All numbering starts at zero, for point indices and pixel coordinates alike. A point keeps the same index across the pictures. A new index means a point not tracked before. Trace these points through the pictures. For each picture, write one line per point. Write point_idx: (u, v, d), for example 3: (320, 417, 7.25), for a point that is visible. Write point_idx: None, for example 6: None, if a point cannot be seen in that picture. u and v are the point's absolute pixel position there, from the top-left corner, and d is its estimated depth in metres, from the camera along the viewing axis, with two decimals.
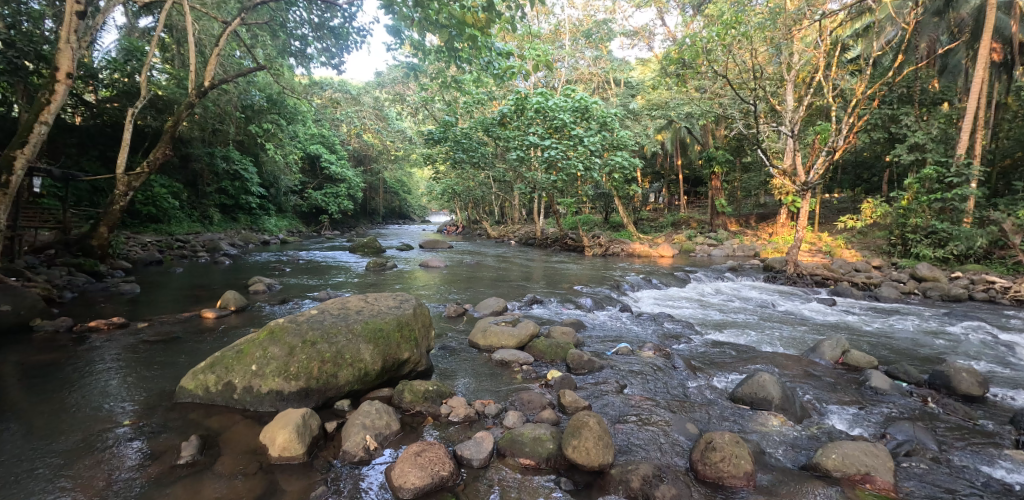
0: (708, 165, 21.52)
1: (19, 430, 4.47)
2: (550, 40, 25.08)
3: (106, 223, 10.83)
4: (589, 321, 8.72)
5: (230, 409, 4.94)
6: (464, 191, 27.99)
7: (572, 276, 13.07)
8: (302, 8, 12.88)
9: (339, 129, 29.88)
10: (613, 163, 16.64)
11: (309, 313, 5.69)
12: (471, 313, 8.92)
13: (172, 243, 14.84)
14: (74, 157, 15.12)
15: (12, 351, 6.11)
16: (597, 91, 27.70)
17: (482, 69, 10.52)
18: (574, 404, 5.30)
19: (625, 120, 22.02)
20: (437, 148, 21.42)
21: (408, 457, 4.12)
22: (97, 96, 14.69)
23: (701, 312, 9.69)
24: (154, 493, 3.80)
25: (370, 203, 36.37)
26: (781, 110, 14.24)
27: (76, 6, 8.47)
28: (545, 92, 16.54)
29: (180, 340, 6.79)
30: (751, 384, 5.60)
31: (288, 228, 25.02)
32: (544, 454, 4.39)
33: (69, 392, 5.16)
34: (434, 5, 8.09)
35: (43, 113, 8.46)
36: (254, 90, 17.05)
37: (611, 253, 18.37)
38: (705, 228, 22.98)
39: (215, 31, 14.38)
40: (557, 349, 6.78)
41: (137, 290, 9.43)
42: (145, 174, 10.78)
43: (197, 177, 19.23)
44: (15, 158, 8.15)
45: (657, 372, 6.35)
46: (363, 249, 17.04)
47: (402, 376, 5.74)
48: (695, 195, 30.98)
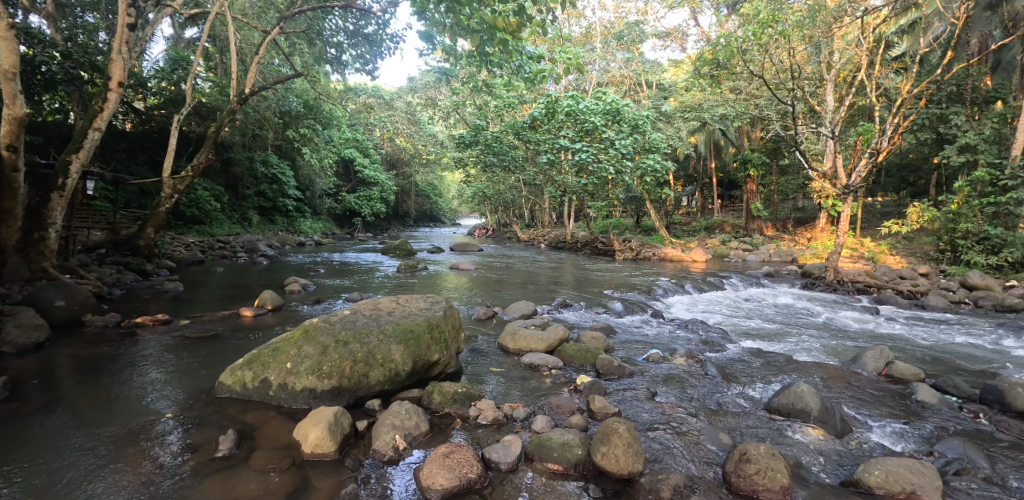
0: (743, 168, 20.98)
1: (68, 418, 4.70)
2: (580, 43, 25.04)
3: (153, 224, 11.33)
4: (619, 327, 8.60)
5: (266, 405, 5.08)
6: (495, 194, 28.10)
7: (603, 280, 12.92)
8: (338, 16, 13.35)
9: (373, 133, 30.46)
10: (645, 166, 16.38)
11: (342, 313, 5.81)
12: (501, 316, 8.95)
13: (213, 244, 15.40)
14: (124, 162, 15.82)
15: (65, 344, 6.44)
16: (629, 93, 27.42)
17: (514, 73, 10.53)
18: (603, 410, 5.23)
19: (657, 123, 21.74)
20: (468, 152, 21.58)
21: (436, 459, 4.14)
22: (145, 103, 15.43)
23: (735, 320, 9.41)
24: (192, 485, 3.91)
25: (402, 205, 36.93)
26: (821, 111, 13.74)
27: (127, 18, 8.90)
28: (576, 95, 16.49)
29: (220, 337, 7.02)
30: (789, 394, 5.40)
31: (323, 230, 25.63)
32: (572, 460, 4.34)
33: (116, 385, 5.40)
34: (466, 10, 8.14)
35: (96, 120, 8.91)
36: (292, 96, 17.60)
37: (643, 257, 18.12)
38: (740, 232, 22.39)
39: (255, 40, 14.96)
40: (587, 353, 6.71)
41: (181, 288, 9.81)
42: (189, 179, 11.20)
43: (237, 180, 19.91)
44: (71, 162, 8.58)
45: (688, 380, 6.22)
46: (395, 251, 17.30)
47: (432, 377, 5.79)
48: (729, 199, 30.28)
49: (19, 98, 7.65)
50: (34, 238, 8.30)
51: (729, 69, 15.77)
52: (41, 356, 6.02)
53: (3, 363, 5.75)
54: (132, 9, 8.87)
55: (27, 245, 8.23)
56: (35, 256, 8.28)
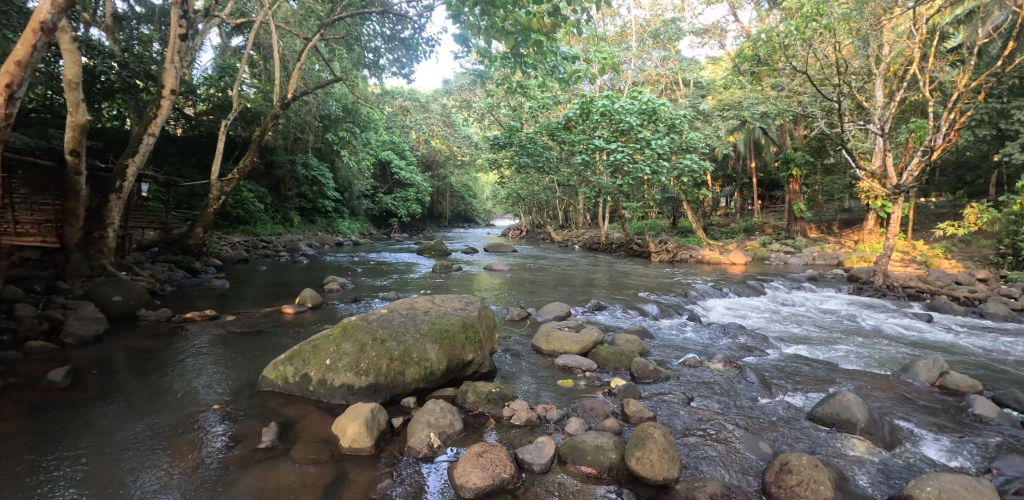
0: (785, 167, 20.38)
1: (124, 407, 4.95)
2: (615, 43, 24.80)
3: (202, 224, 11.83)
4: (655, 330, 8.45)
5: (306, 399, 5.21)
6: (528, 195, 28.07)
7: (638, 282, 12.73)
8: (376, 22, 13.65)
9: (409, 135, 30.97)
10: (682, 167, 16.06)
11: (380, 312, 5.92)
12: (535, 317, 8.93)
13: (257, 243, 15.98)
14: (175, 165, 16.60)
15: (120, 337, 6.80)
16: (665, 92, 26.92)
17: (548, 74, 10.52)
18: (638, 414, 5.13)
19: (694, 122, 21.27)
20: (502, 153, 21.68)
21: (470, 457, 4.15)
22: (195, 109, 16.16)
23: (776, 325, 9.10)
24: (236, 474, 4.04)
25: (437, 207, 37.35)
26: (869, 107, 13.14)
27: (179, 29, 9.35)
28: (610, 95, 16.33)
29: (263, 333, 7.25)
30: (834, 403, 5.17)
31: (361, 230, 26.20)
32: (606, 464, 4.29)
33: (167, 376, 5.65)
34: (500, 12, 8.17)
35: (151, 126, 9.38)
36: (331, 101, 18.10)
37: (679, 259, 17.73)
38: (782, 234, 21.64)
39: (297, 47, 15.47)
40: (622, 356, 6.61)
41: (226, 286, 10.20)
42: (235, 181, 11.64)
43: (280, 182, 20.60)
44: (128, 165, 9.06)
45: (727, 386, 6.04)
46: (430, 251, 17.52)
47: (467, 377, 5.81)
48: (770, 200, 29.32)
49: (83, 106, 8.03)
50: (94, 237, 8.82)
51: (770, 65, 15.29)
52: (99, 347, 6.38)
53: (66, 353, 6.12)
54: (183, 20, 9.30)
55: (87, 243, 8.74)
56: (95, 254, 8.80)
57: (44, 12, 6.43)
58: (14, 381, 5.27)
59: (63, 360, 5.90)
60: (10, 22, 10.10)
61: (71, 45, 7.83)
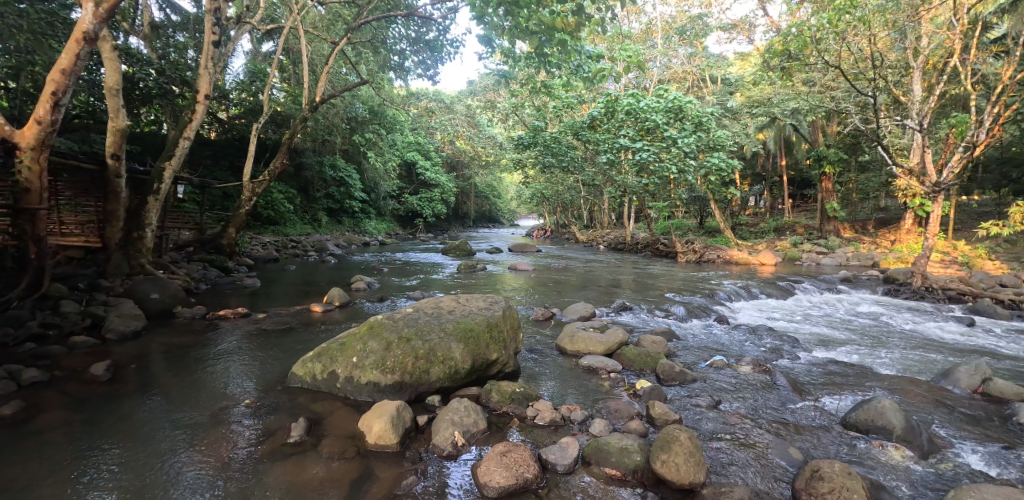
0: (817, 165, 19.88)
1: (160, 400, 5.12)
2: (641, 40, 24.54)
3: (234, 224, 12.18)
4: (681, 331, 8.32)
5: (333, 396, 5.30)
6: (553, 195, 27.98)
7: (664, 283, 12.57)
8: (401, 25, 13.83)
9: (434, 136, 31.24)
10: (709, 165, 15.74)
11: (406, 311, 5.98)
12: (559, 317, 8.90)
13: (287, 244, 16.35)
14: (209, 168, 17.12)
15: (158, 333, 7.05)
16: (692, 89, 26.49)
17: (573, 72, 10.45)
18: (663, 416, 5.05)
19: (722, 119, 20.90)
20: (526, 153, 21.69)
21: (494, 457, 4.15)
22: (228, 113, 16.66)
23: (808, 327, 8.85)
24: (265, 467, 4.13)
25: (461, 207, 37.57)
26: (907, 102, 12.66)
27: (212, 36, 9.64)
28: (636, 93, 16.16)
29: (292, 330, 7.41)
30: (868, 409, 4.99)
31: (387, 230, 26.55)
32: (630, 466, 4.22)
33: (201, 371, 5.82)
34: (524, 12, 8.16)
35: (186, 130, 9.69)
36: (358, 103, 18.39)
37: (707, 259, 17.41)
38: (814, 234, 21.03)
39: (325, 51, 15.78)
40: (647, 357, 6.52)
41: (257, 284, 10.46)
42: (266, 183, 11.93)
43: (308, 184, 21.06)
44: (165, 168, 9.38)
45: (756, 390, 5.90)
46: (454, 251, 17.62)
47: (491, 376, 5.81)
48: (802, 198, 28.55)
49: (123, 111, 8.37)
50: (133, 236, 9.07)
51: (802, 60, 14.88)
52: (138, 343, 6.62)
53: (108, 348, 6.37)
54: (217, 27, 9.60)
55: (127, 243, 9.04)
56: (134, 253, 9.08)
57: (87, 22, 6.68)
58: (60, 374, 5.51)
59: (104, 354, 6.14)
60: (56, 33, 10.55)
61: (111, 53, 8.19)
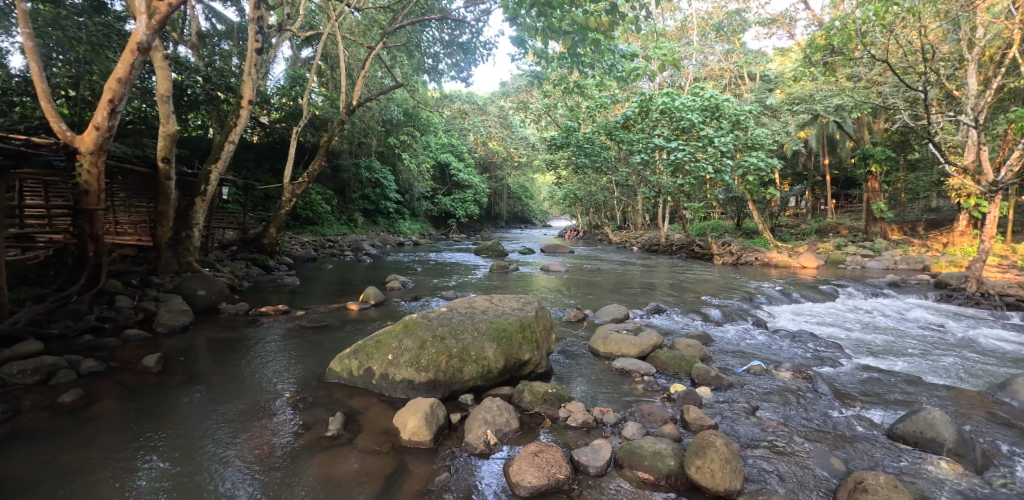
0: (863, 163, 19.10)
1: (205, 391, 5.34)
2: (676, 37, 24.13)
3: (275, 225, 12.60)
4: (717, 335, 8.12)
5: (369, 392, 5.41)
6: (586, 196, 27.73)
7: (700, 285, 12.30)
8: (435, 28, 14.03)
9: (467, 138, 31.50)
10: (747, 165, 15.29)
11: (440, 310, 6.05)
12: (592, 319, 8.83)
13: (324, 243, 16.80)
14: (252, 171, 17.78)
15: (204, 327, 7.35)
16: (729, 87, 25.84)
17: (606, 72, 10.37)
18: (698, 421, 4.93)
19: (761, 117, 20.32)
20: (559, 154, 21.64)
21: (526, 456, 4.14)
22: (269, 118, 17.23)
23: (853, 333, 8.50)
24: (304, 459, 4.25)
25: (494, 208, 37.76)
26: (961, 96, 12.01)
27: (256, 44, 10.00)
28: (671, 92, 15.88)
29: (329, 328, 7.60)
30: (917, 420, 4.74)
31: (421, 231, 26.92)
32: (664, 471, 4.14)
33: (243, 365, 6.04)
34: (557, 12, 8.15)
35: (231, 134, 10.06)
36: (393, 106, 18.72)
37: (744, 262, 16.95)
38: (859, 236, 20.22)
39: (361, 56, 16.16)
40: (682, 361, 6.38)
41: (296, 283, 10.76)
42: (305, 185, 12.28)
43: (345, 185, 21.60)
44: (211, 171, 9.78)
45: (796, 396, 5.70)
46: (487, 252, 17.73)
47: (524, 376, 5.80)
48: (845, 198, 27.47)
49: (172, 117, 8.75)
50: (182, 236, 9.53)
51: (846, 54, 14.32)
52: (186, 337, 6.92)
53: (158, 341, 6.69)
54: (259, 35, 9.95)
55: (177, 242, 9.47)
56: (183, 252, 9.52)
57: (141, 34, 7.03)
58: (114, 364, 5.80)
59: (155, 347, 6.44)
60: (112, 44, 11.15)
61: (162, 62, 8.59)
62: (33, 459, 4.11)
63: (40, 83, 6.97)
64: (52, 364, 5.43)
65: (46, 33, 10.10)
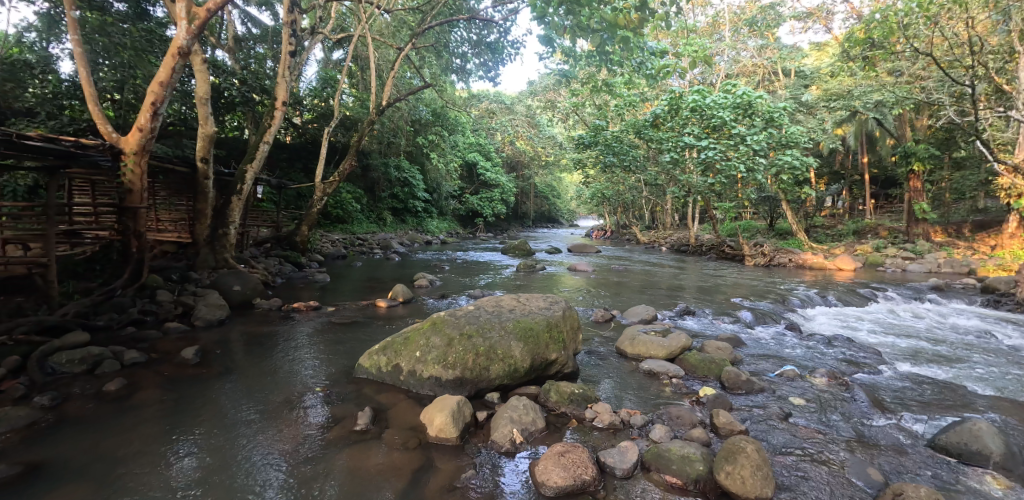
0: (905, 162, 18.35)
1: (239, 384, 5.49)
2: (707, 33, 23.67)
3: (307, 223, 12.89)
4: (748, 338, 7.92)
5: (397, 388, 5.47)
6: (614, 195, 27.44)
7: (731, 287, 12.02)
8: (463, 28, 14.12)
9: (495, 137, 31.62)
10: (781, 164, 14.90)
11: (467, 308, 6.08)
12: (620, 319, 8.73)
13: (354, 241, 17.11)
14: (285, 170, 18.26)
15: (239, 322, 7.57)
16: (763, 84, 25.20)
17: (635, 70, 10.26)
18: (728, 426, 4.81)
19: (795, 114, 19.76)
20: (587, 153, 21.50)
21: (551, 456, 4.12)
22: (302, 119, 17.64)
23: (893, 339, 8.17)
24: (333, 452, 4.32)
25: (521, 207, 37.78)
26: (1011, 91, 11.42)
27: (289, 47, 10.25)
28: (701, 89, 15.61)
29: (358, 324, 7.72)
30: (962, 431, 4.52)
31: (448, 229, 27.15)
32: (692, 475, 4.06)
33: (275, 359, 6.19)
34: (585, 10, 8.11)
35: (266, 135, 10.32)
36: (422, 106, 18.89)
37: (777, 263, 16.51)
38: (899, 237, 19.44)
39: (390, 57, 16.39)
40: (711, 364, 6.25)
41: (327, 279, 10.98)
42: (335, 184, 12.51)
43: (375, 184, 21.95)
44: (246, 171, 10.07)
45: (832, 403, 5.52)
46: (514, 251, 17.76)
47: (550, 376, 5.77)
48: (885, 198, 26.45)
49: (210, 118, 9.03)
50: (219, 233, 9.83)
51: (886, 48, 13.80)
52: (222, 330, 7.14)
53: (195, 334, 6.92)
54: (293, 38, 10.19)
55: (214, 239, 9.77)
56: (219, 248, 9.82)
57: (181, 38, 7.29)
58: (155, 356, 6.02)
59: (192, 340, 6.66)
60: (155, 49, 11.61)
61: (201, 66, 8.88)
62: (78, 444, 4.29)
63: (88, 87, 7.28)
64: (98, 354, 5.67)
65: (93, 39, 10.61)
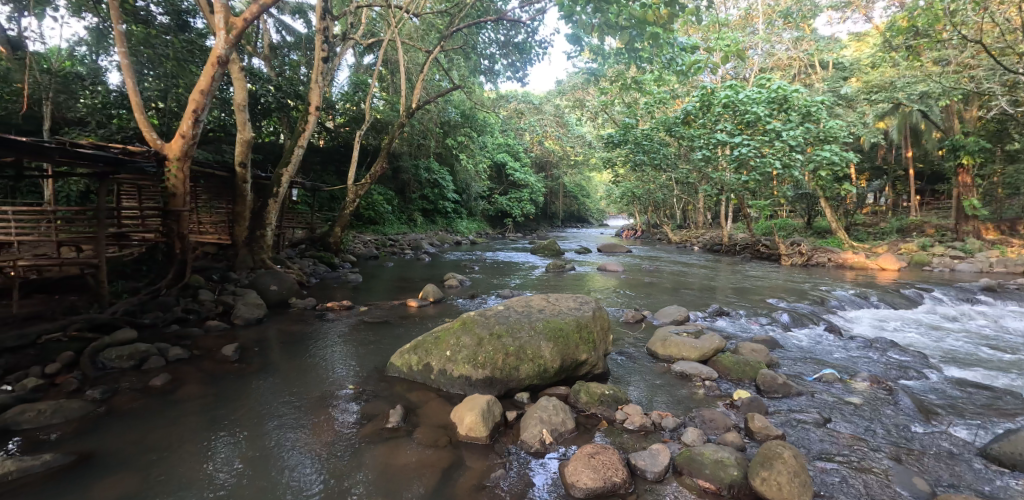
0: (953, 155, 17.48)
1: (276, 381, 5.64)
2: (739, 27, 23.11)
3: (340, 224, 13.16)
4: (786, 340, 7.68)
5: (427, 387, 5.53)
6: (644, 194, 27.03)
7: (767, 288, 11.69)
8: (491, 29, 14.19)
9: (523, 137, 31.63)
10: (819, 159, 14.41)
11: (497, 309, 6.09)
12: (651, 320, 8.60)
13: (386, 242, 17.38)
14: (319, 173, 18.71)
15: (276, 321, 7.79)
16: (799, 77, 24.41)
17: (666, 66, 10.11)
18: (764, 430, 4.67)
19: (834, 108, 19.08)
20: (616, 151, 21.26)
21: (581, 457, 4.09)
22: (334, 123, 18.06)
23: (941, 343, 7.78)
24: (365, 449, 4.39)
25: (550, 207, 37.68)
26: None
27: (322, 53, 10.49)
28: (734, 85, 15.26)
29: (389, 323, 7.83)
30: (1017, 441, 4.30)
31: (477, 230, 27.30)
32: (726, 480, 3.96)
33: (310, 357, 6.34)
34: (614, 7, 8.04)
35: (300, 139, 10.58)
36: (450, 107, 19.06)
37: (815, 263, 15.98)
38: (947, 235, 18.55)
39: (420, 60, 16.60)
40: (746, 366, 6.09)
41: (359, 280, 11.19)
42: (367, 186, 12.74)
43: (405, 186, 22.29)
44: (282, 175, 10.35)
45: (875, 409, 5.29)
46: (543, 251, 17.72)
47: (580, 377, 5.73)
48: (932, 194, 25.25)
49: (247, 124, 9.31)
50: (256, 235, 10.14)
51: (932, 37, 13.18)
52: (259, 329, 7.36)
53: (234, 332, 7.16)
54: (325, 45, 10.42)
55: (251, 240, 10.08)
56: (257, 250, 10.13)
57: (220, 48, 7.55)
58: (197, 353, 6.25)
59: (232, 338, 6.89)
60: (196, 59, 12.08)
61: (239, 74, 9.16)
62: (126, 436, 4.47)
63: (134, 96, 7.62)
64: (145, 351, 5.92)
65: (139, 51, 11.12)
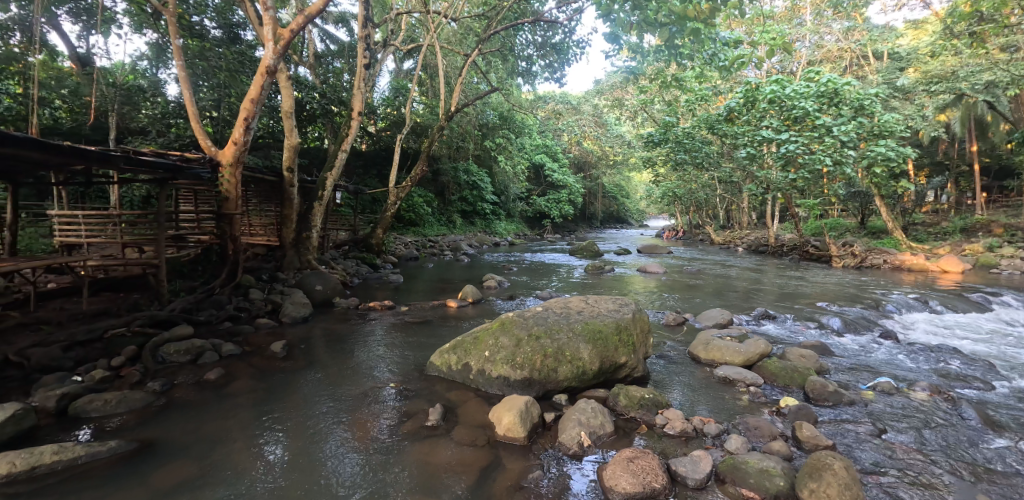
0: None
1: (321, 377, 5.83)
2: (786, 19, 22.22)
3: (381, 226, 13.48)
4: (837, 346, 7.32)
5: (466, 387, 5.58)
6: (686, 194, 26.39)
7: (818, 291, 11.19)
8: (528, 31, 14.24)
9: (561, 138, 31.46)
10: (872, 155, 13.71)
11: (535, 310, 6.09)
12: (692, 323, 8.39)
13: (425, 244, 17.66)
14: (361, 177, 19.23)
15: (321, 319, 8.04)
16: (851, 69, 23.26)
17: (708, 62, 9.86)
18: (813, 440, 4.47)
19: (890, 101, 18.06)
20: (656, 151, 20.85)
21: (620, 462, 4.02)
22: (376, 127, 18.51)
23: (1011, 351, 7.25)
24: (404, 446, 4.47)
25: (589, 207, 37.32)
26: None
27: (364, 60, 10.77)
28: (780, 79, 14.70)
29: (429, 323, 7.95)
30: None
31: (516, 231, 27.36)
32: (772, 490, 3.82)
33: (354, 355, 6.51)
34: (653, 4, 7.91)
35: (343, 143, 10.88)
36: (488, 110, 19.20)
37: (870, 264, 15.19)
38: (1017, 235, 17.26)
39: (458, 63, 16.81)
40: (794, 372, 5.84)
41: (400, 280, 11.41)
42: (406, 189, 12.99)
43: (444, 188, 22.60)
44: (326, 178, 10.68)
45: (936, 420, 4.98)
46: (582, 252, 17.58)
47: (619, 380, 5.65)
48: (1001, 191, 23.55)
49: (293, 130, 9.64)
50: (302, 237, 10.50)
51: (998, 22, 12.30)
52: (304, 327, 7.61)
53: (282, 330, 7.43)
54: (367, 51, 10.69)
55: (298, 242, 10.44)
56: (303, 251, 10.49)
57: (268, 58, 7.86)
58: (248, 349, 6.53)
59: (280, 335, 7.17)
60: (246, 69, 12.64)
61: (286, 82, 9.51)
62: (182, 426, 4.72)
63: (191, 106, 8.03)
64: (200, 346, 6.23)
65: (195, 63, 11.74)
